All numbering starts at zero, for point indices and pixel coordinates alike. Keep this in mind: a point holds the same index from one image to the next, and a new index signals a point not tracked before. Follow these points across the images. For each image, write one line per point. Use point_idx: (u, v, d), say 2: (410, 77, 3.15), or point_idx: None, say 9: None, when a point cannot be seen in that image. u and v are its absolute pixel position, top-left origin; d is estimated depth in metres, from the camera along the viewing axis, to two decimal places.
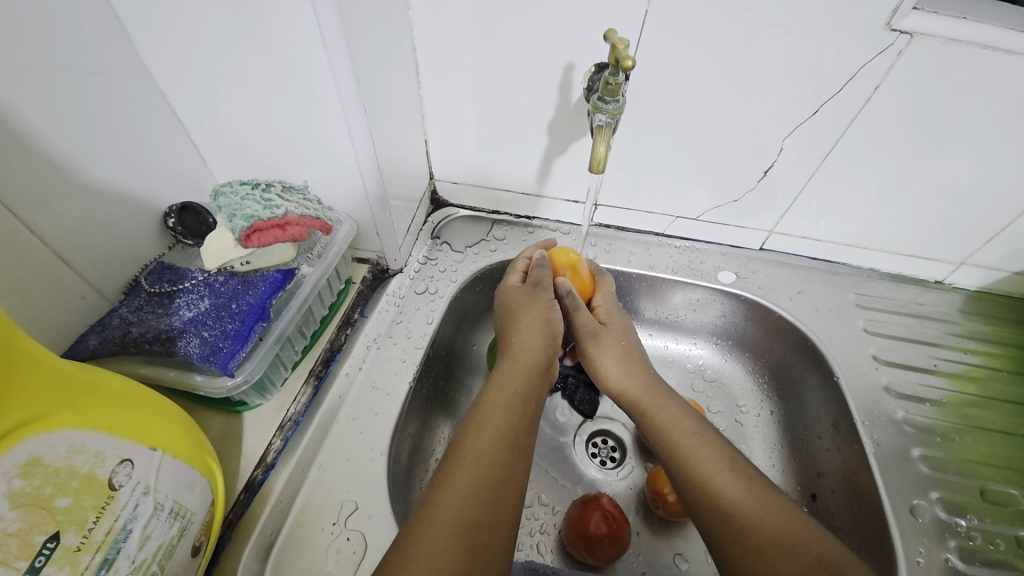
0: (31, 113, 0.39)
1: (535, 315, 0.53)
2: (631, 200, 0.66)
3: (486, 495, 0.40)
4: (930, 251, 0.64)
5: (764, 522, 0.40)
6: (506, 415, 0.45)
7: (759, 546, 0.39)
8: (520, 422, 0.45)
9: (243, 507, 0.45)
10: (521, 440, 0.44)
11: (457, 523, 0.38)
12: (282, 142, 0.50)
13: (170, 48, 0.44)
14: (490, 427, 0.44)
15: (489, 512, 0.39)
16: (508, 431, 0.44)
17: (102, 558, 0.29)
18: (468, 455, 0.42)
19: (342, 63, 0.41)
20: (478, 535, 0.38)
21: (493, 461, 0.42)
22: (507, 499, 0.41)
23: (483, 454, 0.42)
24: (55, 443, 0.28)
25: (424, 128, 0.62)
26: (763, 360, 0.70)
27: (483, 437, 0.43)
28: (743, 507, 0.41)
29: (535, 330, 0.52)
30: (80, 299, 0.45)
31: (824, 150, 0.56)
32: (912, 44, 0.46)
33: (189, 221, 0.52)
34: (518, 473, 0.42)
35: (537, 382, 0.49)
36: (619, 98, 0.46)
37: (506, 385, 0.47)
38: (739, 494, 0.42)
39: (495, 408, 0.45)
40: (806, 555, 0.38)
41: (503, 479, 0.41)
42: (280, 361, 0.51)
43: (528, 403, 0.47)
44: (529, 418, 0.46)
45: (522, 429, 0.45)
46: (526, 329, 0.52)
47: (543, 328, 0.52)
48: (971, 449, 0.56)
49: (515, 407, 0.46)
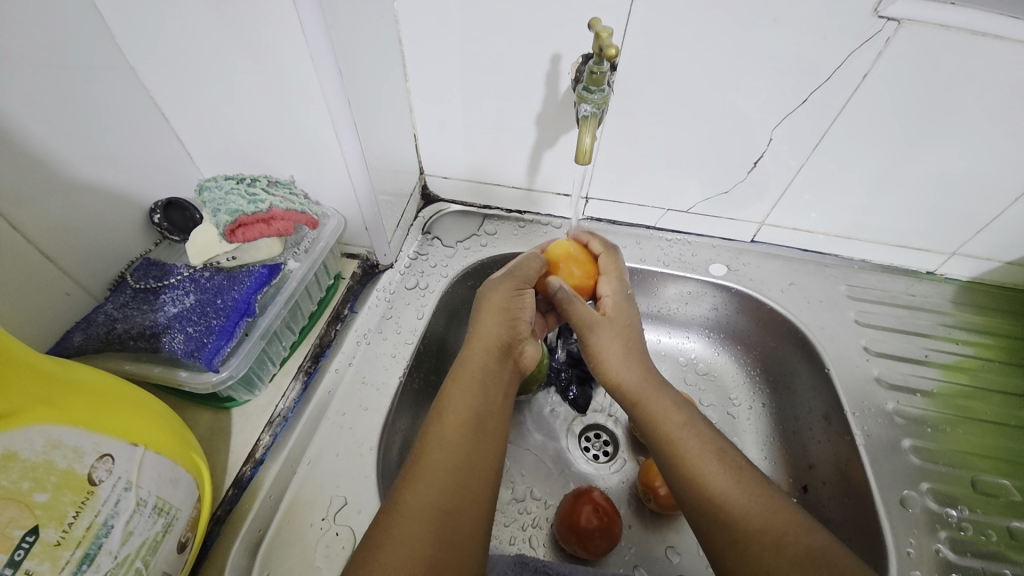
0: (12, 109, 0.39)
1: (497, 303, 0.51)
2: (622, 193, 0.66)
3: (455, 483, 0.40)
4: (922, 242, 0.64)
5: (748, 511, 0.40)
6: (469, 403, 0.45)
7: (744, 536, 0.39)
8: (483, 408, 0.45)
9: (232, 503, 0.45)
10: (487, 426, 0.45)
11: (430, 512, 0.38)
12: (267, 136, 0.49)
13: (150, 41, 0.43)
14: (454, 415, 0.44)
15: (460, 499, 0.39)
16: (469, 417, 0.44)
17: (83, 553, 0.29)
18: (435, 444, 0.42)
19: (324, 56, 0.41)
20: (448, 522, 0.38)
21: (457, 448, 0.42)
22: (473, 484, 0.41)
23: (445, 442, 0.42)
24: (32, 439, 0.28)
25: (412, 122, 0.62)
26: (755, 352, 0.70)
27: (447, 426, 0.43)
28: (730, 498, 0.41)
29: (496, 320, 0.50)
30: (64, 295, 0.45)
31: (814, 141, 0.55)
32: (900, 31, 0.45)
33: (176, 217, 0.53)
34: (487, 459, 0.43)
35: (498, 369, 0.49)
36: (605, 88, 0.46)
37: (469, 373, 0.47)
38: (721, 481, 0.43)
39: (457, 396, 0.45)
40: (793, 546, 0.38)
41: (468, 465, 0.41)
42: (268, 356, 0.51)
43: (491, 390, 0.47)
44: (494, 404, 0.46)
45: (484, 414, 0.45)
46: (488, 317, 0.51)
47: (505, 315, 0.51)
48: (963, 440, 0.56)
49: (480, 395, 0.46)
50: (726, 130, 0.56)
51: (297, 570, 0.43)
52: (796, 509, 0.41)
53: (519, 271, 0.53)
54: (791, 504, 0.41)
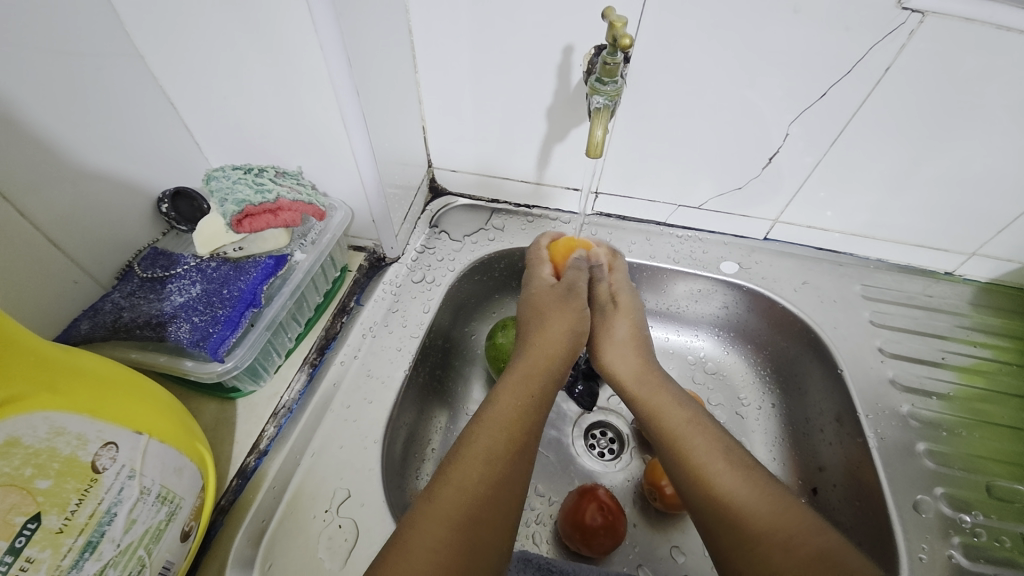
0: (22, 96, 0.39)
1: (564, 314, 0.54)
2: (632, 188, 0.65)
3: (489, 491, 0.39)
4: (941, 241, 0.62)
5: (760, 512, 0.39)
6: (518, 414, 0.45)
7: (753, 537, 0.39)
8: (531, 421, 0.45)
9: (236, 493, 0.45)
10: (532, 438, 0.44)
11: (458, 518, 0.37)
12: (274, 127, 0.49)
13: (159, 29, 0.43)
14: (501, 425, 0.43)
15: (493, 508, 0.39)
16: (519, 430, 0.44)
17: (86, 540, 0.29)
18: (473, 450, 0.41)
19: (332, 46, 0.40)
20: (478, 530, 0.37)
21: (501, 459, 0.41)
22: (509, 495, 0.40)
23: (491, 451, 0.41)
24: (34, 425, 0.28)
25: (421, 114, 0.61)
26: (765, 352, 0.69)
27: (493, 435, 0.43)
28: (738, 499, 0.41)
29: (559, 330, 0.53)
30: (73, 284, 0.45)
31: (830, 137, 0.54)
32: (924, 23, 0.44)
33: (183, 208, 0.53)
34: (526, 471, 0.42)
35: (553, 381, 0.49)
36: (617, 79, 0.45)
37: (522, 384, 0.47)
38: (733, 483, 0.41)
39: (506, 406, 0.45)
40: (804, 547, 0.37)
41: (510, 478, 0.41)
42: (273, 348, 0.51)
43: (542, 402, 0.47)
44: (541, 420, 0.46)
45: (532, 428, 0.45)
46: (551, 329, 0.53)
47: (570, 333, 0.53)
48: (978, 445, 0.55)
49: (529, 407, 0.46)
50: (740, 125, 0.55)
51: (300, 562, 0.43)
52: (805, 511, 0.39)
53: (575, 291, 0.55)
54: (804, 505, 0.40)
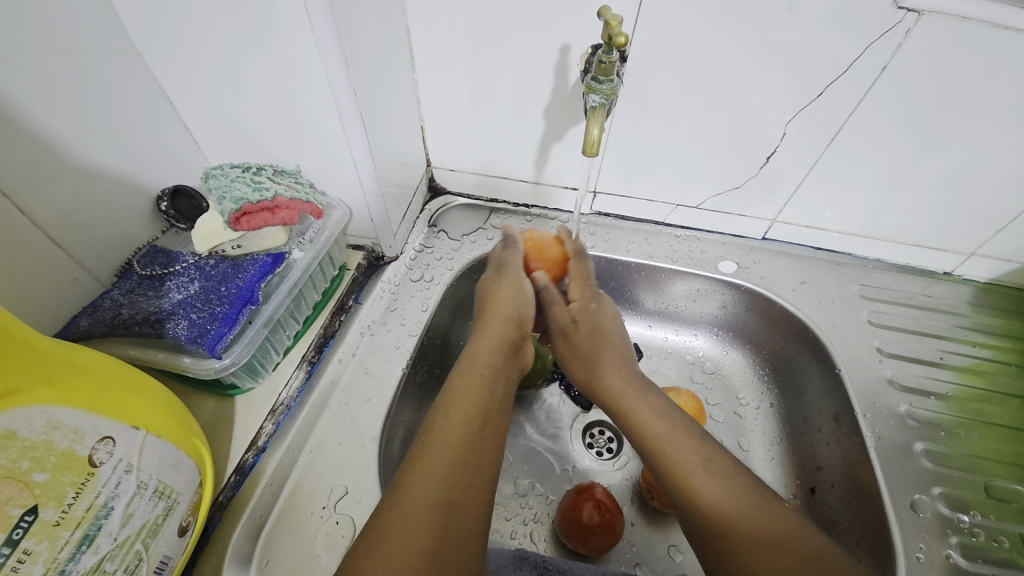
0: (24, 95, 0.39)
1: (503, 299, 0.55)
2: (631, 187, 0.65)
3: (455, 477, 0.39)
4: (939, 241, 0.62)
5: (748, 516, 0.40)
6: (474, 397, 0.45)
7: (739, 541, 0.39)
8: (490, 405, 0.45)
9: (234, 489, 0.46)
10: (492, 421, 0.44)
11: (431, 505, 0.37)
12: (273, 126, 0.49)
13: (158, 27, 0.43)
14: (459, 409, 0.43)
15: (462, 493, 0.39)
16: (475, 411, 0.44)
17: (82, 533, 0.30)
18: (440, 437, 0.41)
19: (330, 45, 0.40)
20: (450, 515, 0.37)
21: (460, 443, 0.41)
22: (477, 482, 0.40)
23: (450, 435, 0.42)
24: (31, 418, 0.28)
25: (420, 113, 0.61)
26: (764, 352, 0.69)
27: (450, 418, 0.43)
28: (723, 506, 0.40)
29: (502, 318, 0.53)
30: (72, 281, 0.46)
31: (828, 137, 0.54)
32: (920, 22, 0.44)
33: (182, 205, 0.53)
34: (489, 455, 0.42)
35: (504, 366, 0.49)
36: (614, 78, 0.45)
37: (472, 367, 0.48)
38: (709, 487, 0.42)
39: (461, 392, 0.45)
40: (789, 553, 0.37)
41: (472, 462, 0.41)
42: (271, 345, 0.51)
43: (496, 383, 0.47)
44: (499, 403, 0.46)
45: (489, 411, 0.45)
46: (500, 318, 0.53)
47: (514, 314, 0.54)
48: (977, 445, 0.55)
49: (483, 388, 0.46)
50: (738, 124, 0.55)
51: (297, 558, 0.43)
52: (792, 515, 0.40)
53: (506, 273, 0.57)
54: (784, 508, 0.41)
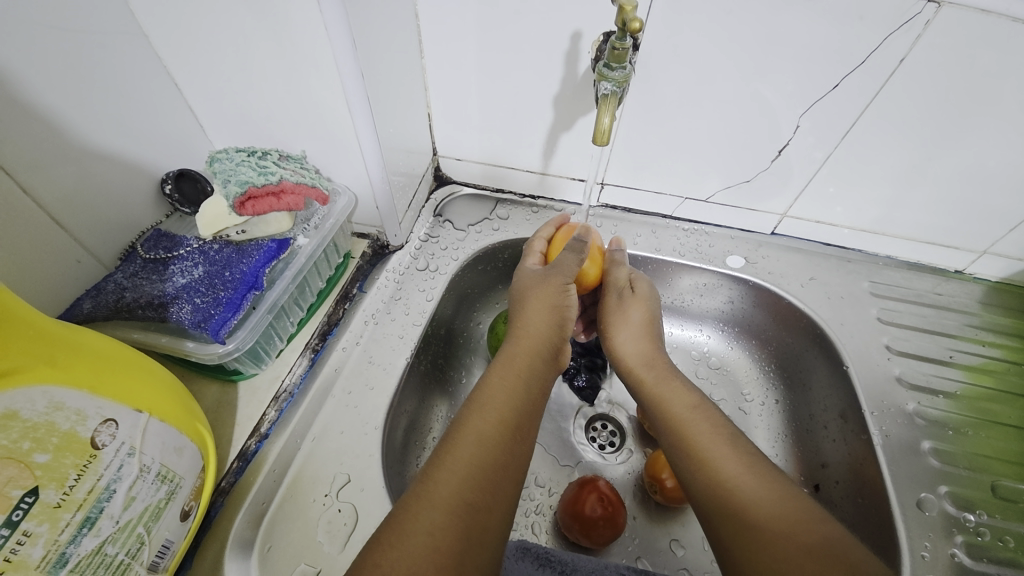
0: (26, 74, 0.39)
1: (545, 298, 0.52)
2: (639, 180, 0.64)
3: (482, 477, 0.38)
4: (951, 239, 0.61)
5: (762, 505, 0.38)
6: (509, 399, 0.44)
7: (755, 524, 0.37)
8: (523, 407, 0.44)
9: (236, 475, 0.46)
10: (524, 425, 0.43)
11: (456, 504, 0.37)
12: (278, 110, 0.48)
13: (165, 9, 0.42)
14: (492, 410, 0.43)
15: (487, 494, 0.38)
16: (510, 415, 0.43)
17: (84, 516, 0.30)
18: (469, 438, 0.41)
19: (337, 28, 0.40)
20: (474, 516, 0.36)
21: (492, 444, 0.41)
22: (505, 485, 0.39)
23: (484, 436, 0.41)
24: (33, 398, 0.28)
25: (427, 101, 0.60)
26: (769, 348, 0.68)
27: (486, 420, 0.42)
28: (752, 496, 0.39)
29: (542, 317, 0.51)
30: (75, 263, 0.45)
31: (842, 130, 0.53)
32: (941, 13, 0.43)
33: (187, 189, 0.52)
34: (519, 459, 0.41)
35: (541, 366, 0.48)
36: (626, 65, 0.44)
37: (510, 370, 0.47)
38: (740, 476, 0.40)
39: (498, 391, 0.45)
40: (810, 534, 0.35)
41: (501, 463, 0.40)
42: (275, 332, 0.51)
43: (532, 387, 0.46)
44: (533, 406, 0.46)
45: (525, 413, 0.44)
46: (538, 311, 0.52)
47: (554, 316, 0.51)
48: (984, 444, 0.54)
49: (519, 392, 0.45)
50: (749, 116, 0.54)
51: (299, 545, 0.43)
52: (804, 500, 0.38)
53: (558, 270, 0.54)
54: (804, 494, 0.39)
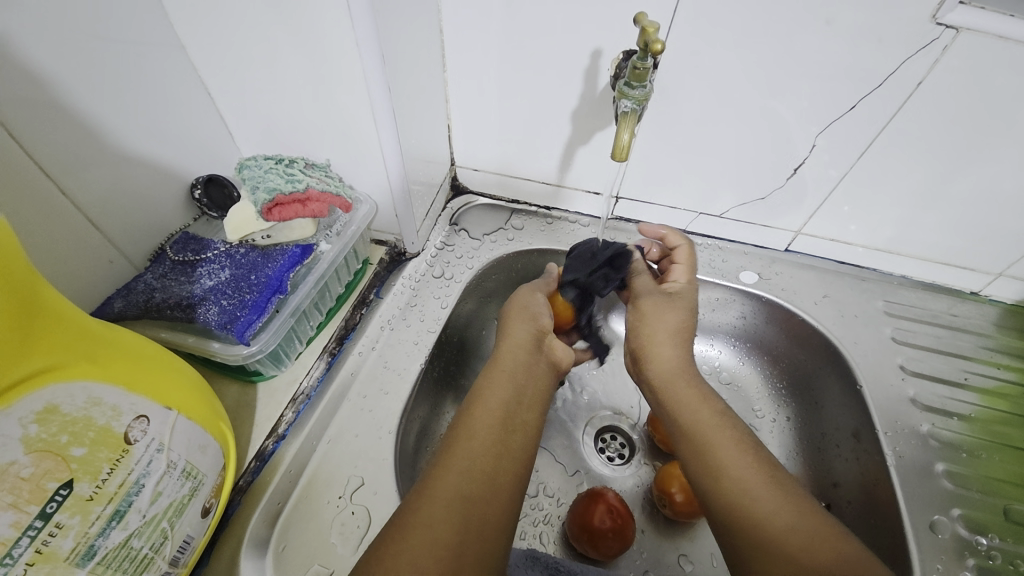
0: (69, 81, 0.41)
1: (521, 308, 0.54)
2: (653, 194, 0.65)
3: (479, 471, 0.39)
4: (967, 260, 0.61)
5: (777, 518, 0.38)
6: (500, 398, 0.45)
7: (772, 538, 0.37)
8: (519, 405, 0.45)
9: (253, 474, 0.46)
10: (518, 419, 0.44)
11: (452, 497, 0.37)
12: (306, 119, 0.50)
13: (204, 25, 0.45)
14: (487, 409, 0.44)
15: (486, 487, 0.39)
16: (502, 411, 0.44)
17: (114, 509, 0.30)
18: (466, 434, 0.42)
19: (367, 41, 0.41)
20: (472, 510, 0.37)
21: (487, 439, 0.42)
22: (501, 477, 0.40)
23: (477, 433, 0.42)
24: (73, 394, 0.29)
25: (447, 113, 0.62)
26: (781, 364, 0.68)
27: (480, 417, 0.43)
28: (771, 511, 0.39)
29: (521, 323, 0.53)
30: (108, 263, 0.47)
31: (857, 150, 0.54)
32: (958, 38, 0.43)
33: (215, 194, 0.54)
34: (517, 455, 0.42)
35: (532, 367, 0.49)
36: (647, 84, 0.45)
37: (499, 369, 0.48)
38: (760, 492, 0.40)
39: (490, 390, 0.45)
40: (827, 547, 0.36)
41: (498, 458, 0.41)
42: (295, 335, 0.52)
43: (524, 384, 0.47)
44: (528, 401, 0.46)
45: (519, 409, 0.45)
46: (517, 323, 0.53)
47: (530, 321, 0.53)
48: (998, 468, 0.54)
49: (513, 390, 0.46)
50: (766, 135, 0.55)
51: (312, 547, 0.43)
52: (827, 517, 0.39)
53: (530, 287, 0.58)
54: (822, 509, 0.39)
